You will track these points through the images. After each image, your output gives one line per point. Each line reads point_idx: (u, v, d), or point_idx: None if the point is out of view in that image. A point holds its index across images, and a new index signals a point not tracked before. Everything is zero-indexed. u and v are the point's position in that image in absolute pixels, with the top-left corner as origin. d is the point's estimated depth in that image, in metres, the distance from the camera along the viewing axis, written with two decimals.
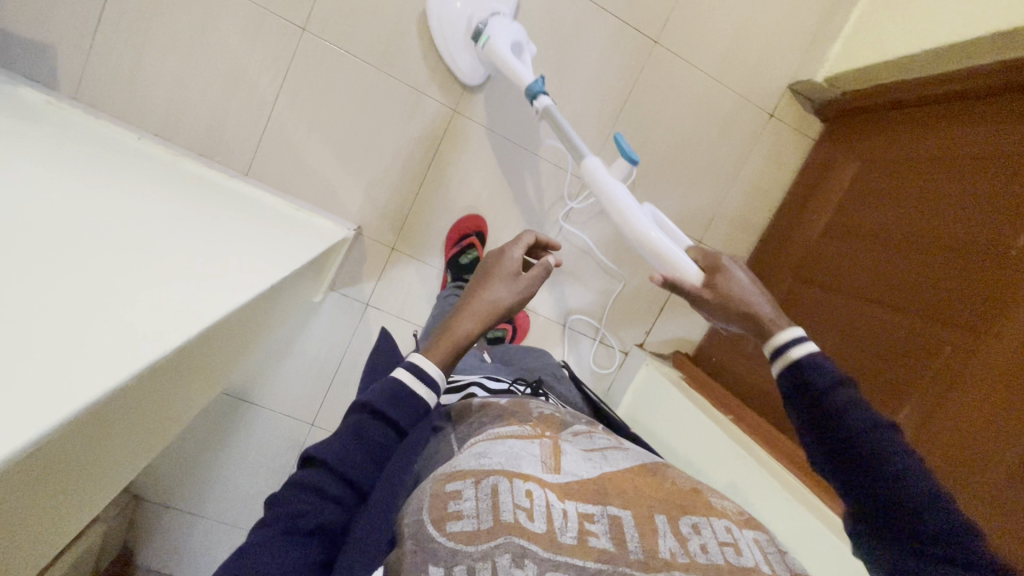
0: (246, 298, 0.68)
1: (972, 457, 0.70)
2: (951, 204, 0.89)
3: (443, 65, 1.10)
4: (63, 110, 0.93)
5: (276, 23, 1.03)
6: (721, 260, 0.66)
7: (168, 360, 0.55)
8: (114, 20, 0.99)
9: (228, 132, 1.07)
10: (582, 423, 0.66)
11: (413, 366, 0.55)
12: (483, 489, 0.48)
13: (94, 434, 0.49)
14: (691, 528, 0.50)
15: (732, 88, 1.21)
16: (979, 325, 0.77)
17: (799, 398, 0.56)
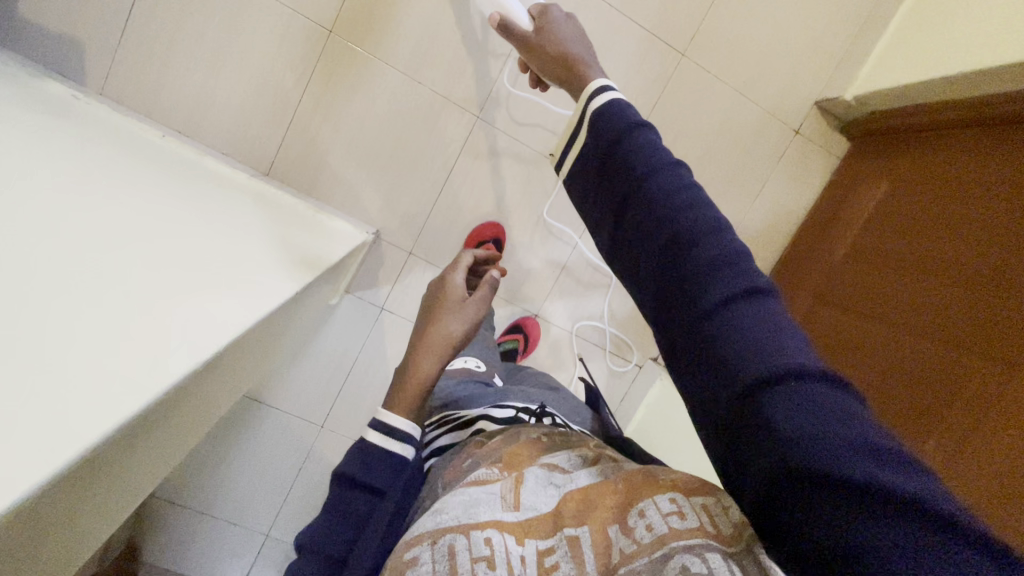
0: (269, 307, 0.69)
1: (996, 494, 0.66)
2: (963, 234, 0.88)
3: (466, 71, 1.09)
4: (89, 106, 0.93)
5: (303, 25, 1.03)
6: (552, 8, 0.62)
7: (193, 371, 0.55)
8: (142, 17, 0.99)
9: (251, 131, 1.07)
10: (565, 444, 0.62)
11: (380, 423, 0.62)
12: (439, 550, 0.48)
13: (115, 450, 0.49)
14: (637, 513, 0.47)
15: (762, 101, 1.18)
16: (1001, 359, 0.74)
17: (602, 159, 0.46)
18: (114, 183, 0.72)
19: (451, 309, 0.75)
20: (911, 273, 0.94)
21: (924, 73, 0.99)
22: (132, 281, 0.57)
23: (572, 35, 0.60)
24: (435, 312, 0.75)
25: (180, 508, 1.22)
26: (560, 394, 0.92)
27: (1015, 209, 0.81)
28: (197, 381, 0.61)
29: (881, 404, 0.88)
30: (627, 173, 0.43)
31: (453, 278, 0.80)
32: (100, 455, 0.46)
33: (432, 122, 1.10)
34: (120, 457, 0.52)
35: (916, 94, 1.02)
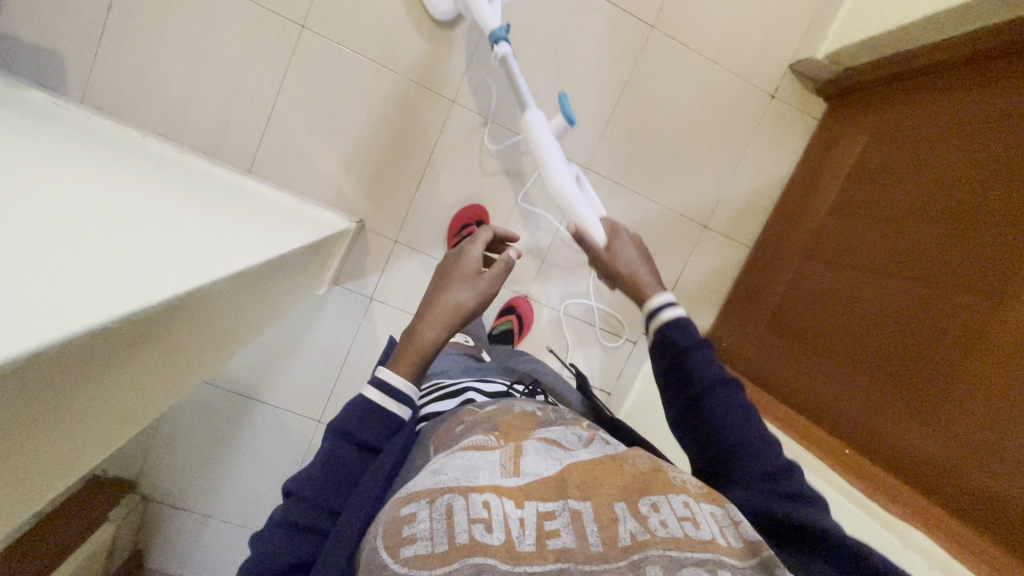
0: (271, 262, 0.67)
1: (993, 455, 0.67)
2: (970, 182, 0.83)
3: (440, 56, 1.10)
4: (69, 112, 0.95)
5: (275, 21, 1.05)
6: (621, 227, 0.66)
7: (217, 300, 0.56)
8: (118, 25, 1.02)
9: (231, 130, 1.09)
10: (560, 418, 0.63)
11: (379, 381, 0.61)
12: (437, 509, 0.46)
13: (138, 373, 0.49)
14: (649, 505, 0.49)
15: (735, 68, 1.18)
16: (985, 310, 0.74)
17: (663, 357, 0.56)
18: (91, 172, 0.73)
19: (462, 274, 0.68)
20: (913, 223, 0.90)
21: (893, 22, 0.99)
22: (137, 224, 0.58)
23: (635, 250, 0.63)
24: (446, 273, 0.69)
25: (184, 510, 1.22)
26: (548, 372, 0.95)
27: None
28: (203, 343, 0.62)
29: (876, 360, 0.86)
30: (683, 381, 0.54)
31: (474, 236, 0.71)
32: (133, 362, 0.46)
33: (410, 108, 1.12)
34: (136, 389, 0.50)
35: (889, 45, 1.02)
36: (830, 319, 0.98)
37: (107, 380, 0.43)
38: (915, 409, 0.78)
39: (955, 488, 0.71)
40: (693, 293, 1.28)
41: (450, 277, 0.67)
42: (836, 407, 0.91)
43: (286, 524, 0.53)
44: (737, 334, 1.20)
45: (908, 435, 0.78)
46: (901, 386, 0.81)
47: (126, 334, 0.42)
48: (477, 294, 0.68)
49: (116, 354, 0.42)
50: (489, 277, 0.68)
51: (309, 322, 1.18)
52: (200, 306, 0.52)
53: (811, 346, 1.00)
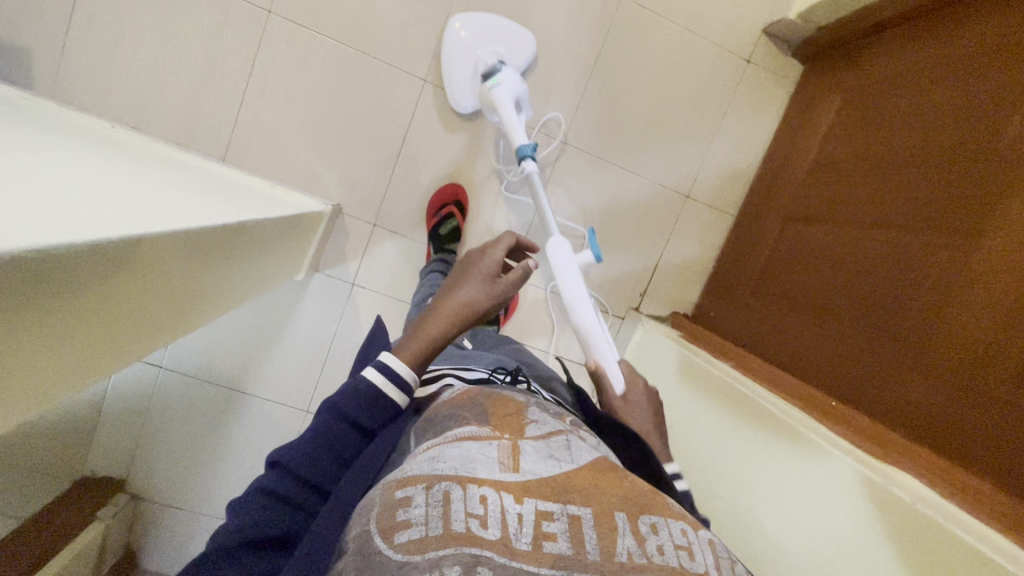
0: (232, 229, 0.67)
1: (986, 391, 0.63)
2: (957, 119, 0.79)
3: (410, 36, 1.10)
4: (36, 103, 0.94)
5: (242, 7, 1.05)
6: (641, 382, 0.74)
7: (167, 256, 0.55)
8: (84, 17, 1.02)
9: (202, 118, 1.09)
10: (550, 411, 0.58)
11: (384, 365, 0.56)
12: (433, 495, 0.42)
13: (90, 325, 0.48)
14: (649, 525, 0.43)
15: (708, 34, 1.17)
16: (975, 241, 0.71)
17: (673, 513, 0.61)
18: (52, 152, 0.72)
19: (481, 272, 0.65)
20: (901, 168, 0.86)
21: None
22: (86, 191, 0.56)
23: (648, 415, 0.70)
24: (465, 268, 0.67)
25: (173, 507, 1.21)
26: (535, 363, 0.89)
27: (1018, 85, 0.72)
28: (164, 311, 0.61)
29: (867, 311, 0.83)
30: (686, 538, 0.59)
31: (502, 237, 0.69)
32: (81, 309, 0.45)
33: (382, 90, 1.11)
34: (77, 352, 0.48)
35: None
36: (819, 275, 0.95)
37: (41, 329, 0.41)
38: (907, 355, 0.74)
39: (948, 432, 0.66)
40: (679, 266, 1.27)
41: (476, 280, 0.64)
42: (826, 363, 0.87)
43: (268, 496, 0.48)
44: (723, 304, 1.18)
45: (899, 382, 0.74)
46: (893, 335, 0.78)
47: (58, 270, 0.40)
48: (490, 296, 0.64)
49: (44, 299, 0.40)
50: (506, 283, 0.65)
51: (291, 311, 1.17)
52: (141, 259, 0.50)
53: (801, 305, 0.97)
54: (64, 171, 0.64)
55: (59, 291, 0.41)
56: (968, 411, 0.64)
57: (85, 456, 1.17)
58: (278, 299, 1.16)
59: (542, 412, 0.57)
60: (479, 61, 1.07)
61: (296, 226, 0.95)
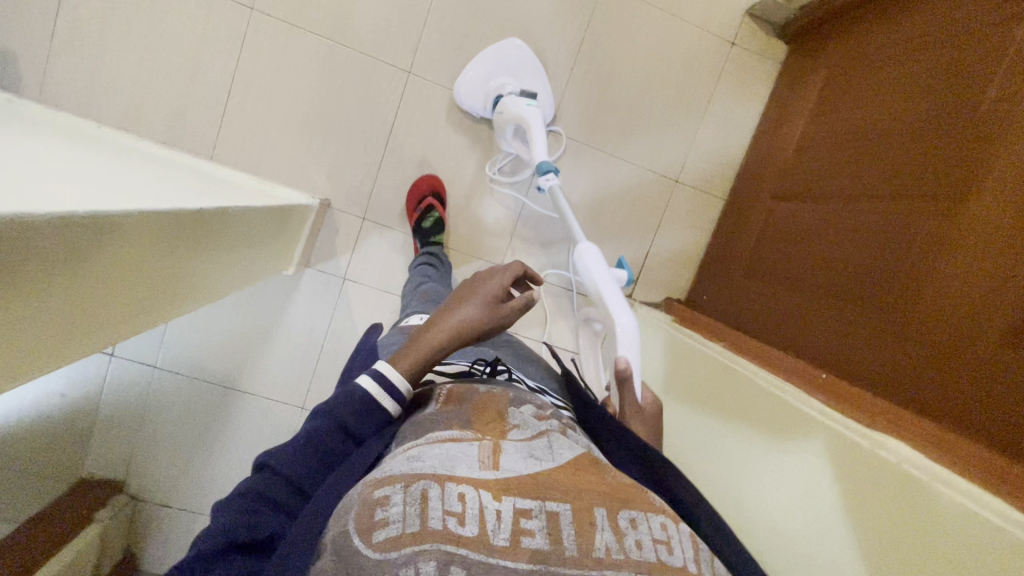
0: (212, 215, 0.67)
1: (973, 353, 0.62)
2: (943, 85, 0.78)
3: (392, 30, 1.10)
4: (22, 105, 0.95)
5: (225, 5, 1.06)
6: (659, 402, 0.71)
7: (141, 238, 0.55)
8: (70, 19, 1.03)
9: (188, 115, 1.09)
10: (534, 407, 0.57)
11: (378, 374, 0.56)
12: (412, 493, 0.41)
13: (63, 306, 0.48)
14: (628, 520, 0.43)
15: (691, 18, 1.17)
16: (958, 203, 0.70)
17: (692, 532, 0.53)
18: (35, 146, 0.73)
19: (485, 293, 0.63)
20: (885, 138, 0.86)
21: None
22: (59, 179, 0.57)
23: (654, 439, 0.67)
24: (471, 287, 0.65)
25: (171, 508, 1.21)
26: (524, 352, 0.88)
27: (1004, 46, 0.70)
28: (144, 299, 0.61)
29: (859, 284, 0.82)
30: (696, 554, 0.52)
31: (514, 264, 0.68)
32: (49, 288, 0.45)
33: (367, 85, 1.11)
34: (49, 335, 0.48)
35: None
36: (809, 251, 0.94)
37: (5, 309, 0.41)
38: (896, 323, 0.73)
39: (938, 397, 0.65)
40: (670, 253, 1.26)
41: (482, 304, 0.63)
42: (819, 338, 0.87)
43: (254, 496, 0.46)
44: (716, 287, 1.18)
45: (888, 349, 0.74)
46: (881, 304, 0.77)
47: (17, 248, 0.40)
48: (490, 319, 0.62)
49: (2, 277, 0.40)
50: (509, 309, 0.63)
51: (283, 308, 1.17)
52: (111, 239, 0.50)
53: (793, 282, 0.96)
54: (45, 163, 0.65)
55: (22, 266, 0.41)
56: (958, 373, 0.64)
57: (82, 458, 1.17)
58: (269, 296, 1.16)
59: (526, 407, 0.56)
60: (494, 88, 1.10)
61: (283, 220, 0.95)
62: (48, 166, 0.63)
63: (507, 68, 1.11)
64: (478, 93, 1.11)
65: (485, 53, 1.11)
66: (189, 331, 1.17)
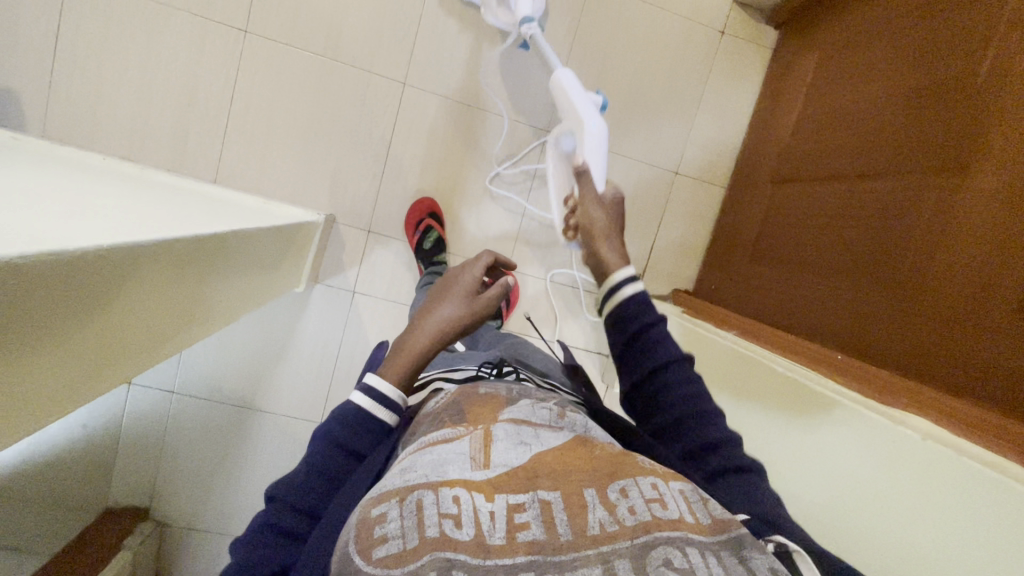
0: (222, 239, 0.68)
1: (980, 321, 0.63)
2: (931, 61, 0.79)
3: (383, 41, 1.11)
4: (26, 142, 0.96)
5: (219, 29, 1.07)
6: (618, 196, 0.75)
7: (162, 267, 0.56)
8: (69, 54, 1.05)
9: (191, 140, 1.10)
10: (531, 398, 0.58)
11: (370, 388, 0.55)
12: (407, 506, 0.41)
13: (91, 336, 0.50)
14: (618, 491, 0.44)
15: (679, 10, 1.18)
16: (961, 170, 0.70)
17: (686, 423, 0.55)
18: (39, 180, 0.74)
19: (462, 291, 0.66)
20: (884, 111, 0.86)
21: None
22: (81, 214, 0.59)
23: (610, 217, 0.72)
24: (446, 289, 0.67)
25: (198, 531, 1.21)
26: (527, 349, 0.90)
27: (987, 20, 0.72)
28: (165, 326, 0.62)
29: (858, 261, 0.83)
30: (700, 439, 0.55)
31: (480, 255, 0.71)
32: (78, 319, 0.47)
33: (362, 99, 1.12)
34: (72, 365, 0.49)
35: None
36: (814, 229, 0.95)
37: (30, 342, 0.42)
38: (902, 297, 0.74)
39: (955, 368, 0.65)
40: (674, 245, 1.27)
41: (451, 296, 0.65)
42: (827, 317, 0.87)
43: (265, 528, 0.48)
44: (721, 276, 1.19)
45: (897, 323, 0.74)
46: (886, 279, 0.77)
47: (41, 285, 0.41)
48: (473, 312, 0.64)
49: (38, 311, 0.42)
50: (488, 297, 0.66)
51: (295, 325, 1.18)
52: (130, 269, 0.51)
53: (798, 262, 0.97)
54: (47, 194, 0.65)
55: (55, 300, 0.43)
56: (966, 341, 0.64)
57: (107, 488, 1.18)
58: (279, 315, 1.17)
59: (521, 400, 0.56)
60: None
61: (289, 239, 0.95)
62: (50, 197, 0.64)
63: None
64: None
65: None
66: (203, 355, 1.18)
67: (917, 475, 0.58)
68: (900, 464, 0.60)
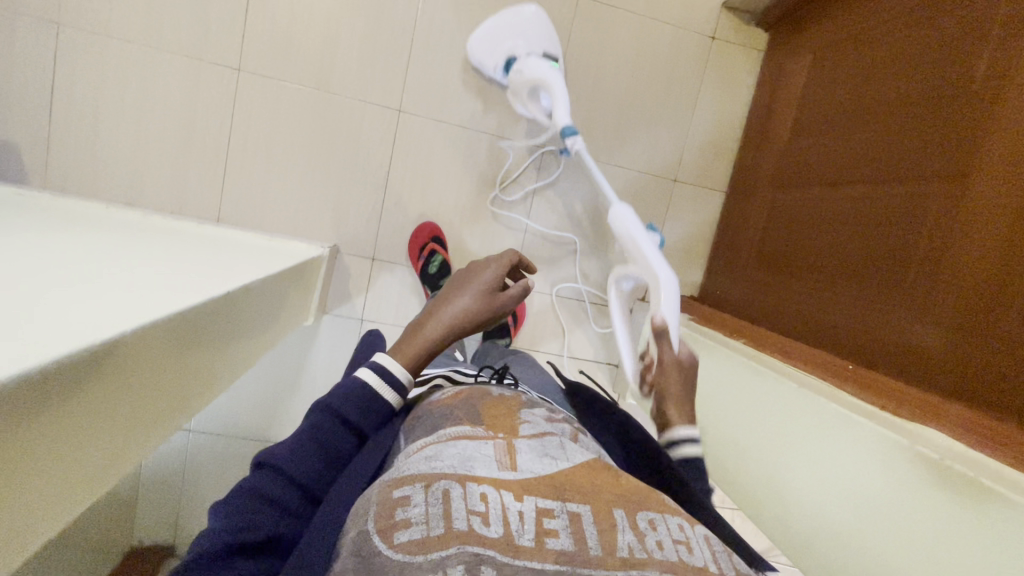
0: (225, 299, 0.68)
1: (990, 324, 0.63)
2: (925, 64, 0.79)
3: (376, 69, 1.11)
4: (29, 196, 0.97)
5: (213, 69, 1.07)
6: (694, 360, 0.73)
7: (176, 333, 0.57)
8: (65, 105, 1.05)
9: (192, 182, 1.11)
10: (543, 410, 0.59)
11: (380, 367, 0.56)
12: (432, 493, 0.41)
13: (114, 410, 0.51)
14: (647, 521, 0.42)
15: (668, 19, 1.18)
16: (959, 173, 0.71)
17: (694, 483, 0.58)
18: (47, 236, 0.74)
19: (479, 284, 0.64)
20: (882, 114, 0.85)
21: None
22: (91, 279, 0.59)
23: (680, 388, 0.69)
24: (464, 279, 0.65)
25: None
26: (531, 365, 0.91)
27: (981, 20, 0.72)
28: (182, 382, 0.63)
29: (861, 266, 0.83)
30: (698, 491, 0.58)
31: (505, 252, 0.67)
32: (103, 398, 0.48)
33: (358, 128, 1.13)
34: (90, 448, 0.49)
35: None
36: (816, 234, 0.94)
37: (52, 433, 0.42)
38: (909, 297, 0.74)
39: (959, 376, 0.65)
40: (678, 252, 1.27)
41: (464, 289, 0.64)
42: (830, 323, 0.87)
43: (255, 497, 0.45)
44: (726, 281, 1.19)
45: (907, 329, 0.73)
46: (891, 281, 0.77)
47: (53, 387, 0.40)
48: (487, 309, 0.63)
49: (67, 401, 0.43)
50: (505, 297, 0.65)
51: (305, 355, 1.19)
52: (140, 349, 0.51)
53: (801, 268, 0.97)
54: (60, 254, 0.66)
55: (80, 389, 0.44)
56: (975, 347, 0.64)
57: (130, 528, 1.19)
58: (291, 346, 1.18)
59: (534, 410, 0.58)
60: (511, 48, 1.07)
61: (295, 274, 0.96)
62: (60, 257, 0.64)
63: (527, 32, 1.06)
64: (482, 50, 1.08)
65: (500, 15, 1.07)
66: None
67: (931, 477, 0.58)
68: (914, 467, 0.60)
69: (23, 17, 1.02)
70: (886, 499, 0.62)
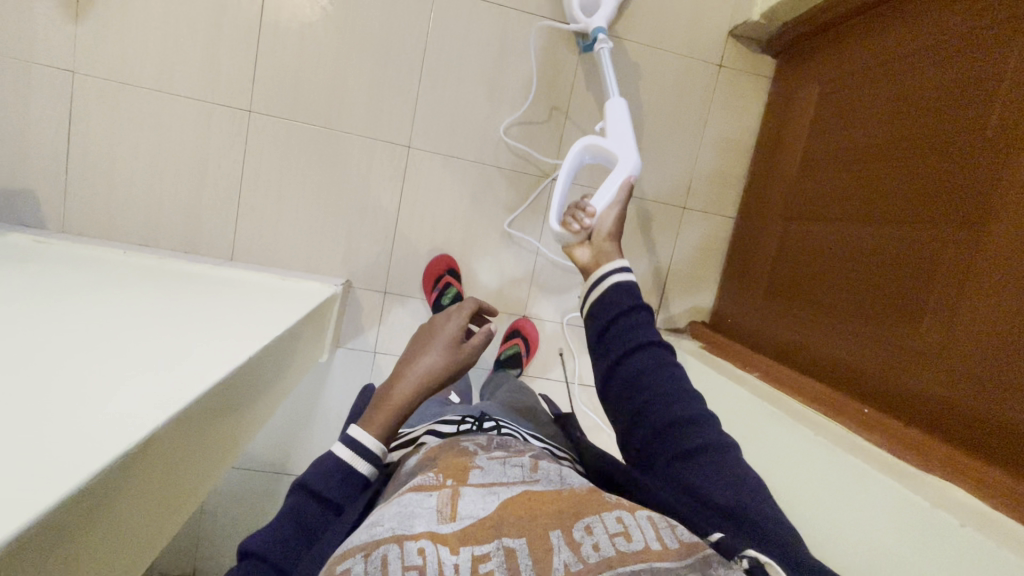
0: (241, 368, 0.69)
1: (996, 371, 0.63)
2: (933, 107, 0.79)
3: (386, 106, 1.12)
4: (47, 243, 0.98)
5: (225, 112, 1.09)
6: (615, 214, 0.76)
7: (194, 411, 0.58)
8: (79, 152, 1.07)
9: (206, 221, 1.12)
10: (505, 447, 0.55)
11: (351, 439, 0.55)
12: (372, 561, 0.39)
13: (138, 495, 0.52)
14: (582, 529, 0.42)
15: (673, 48, 1.18)
16: (976, 212, 0.70)
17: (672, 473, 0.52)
18: (65, 291, 0.76)
19: (445, 338, 0.65)
20: (893, 150, 0.85)
21: None
22: (108, 353, 0.61)
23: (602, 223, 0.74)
24: (429, 336, 0.66)
25: None
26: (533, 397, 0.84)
27: (992, 68, 0.71)
28: (203, 449, 0.65)
29: (874, 308, 0.83)
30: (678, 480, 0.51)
31: (465, 302, 0.70)
32: (124, 492, 0.49)
33: (369, 165, 1.14)
34: (101, 549, 0.49)
35: None
36: (827, 269, 0.94)
37: (71, 543, 0.44)
38: (922, 335, 0.74)
39: (977, 425, 0.65)
40: (688, 278, 1.28)
41: (429, 345, 0.64)
42: (846, 359, 0.87)
43: None
44: (739, 306, 1.19)
45: (923, 370, 0.73)
46: (904, 318, 0.77)
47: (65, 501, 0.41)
48: (455, 360, 0.64)
49: (84, 509, 0.44)
50: (468, 347, 0.65)
51: (321, 390, 1.19)
52: (152, 448, 0.52)
53: (814, 300, 0.96)
54: (78, 318, 0.67)
55: (97, 496, 0.46)
56: (984, 391, 0.64)
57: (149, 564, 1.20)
58: (305, 382, 1.19)
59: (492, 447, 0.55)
60: None
61: (309, 316, 0.97)
62: (77, 323, 0.66)
63: None
64: None
65: None
66: None
67: (941, 528, 0.58)
68: (919, 518, 0.61)
69: (38, 68, 1.04)
70: (897, 547, 0.63)
